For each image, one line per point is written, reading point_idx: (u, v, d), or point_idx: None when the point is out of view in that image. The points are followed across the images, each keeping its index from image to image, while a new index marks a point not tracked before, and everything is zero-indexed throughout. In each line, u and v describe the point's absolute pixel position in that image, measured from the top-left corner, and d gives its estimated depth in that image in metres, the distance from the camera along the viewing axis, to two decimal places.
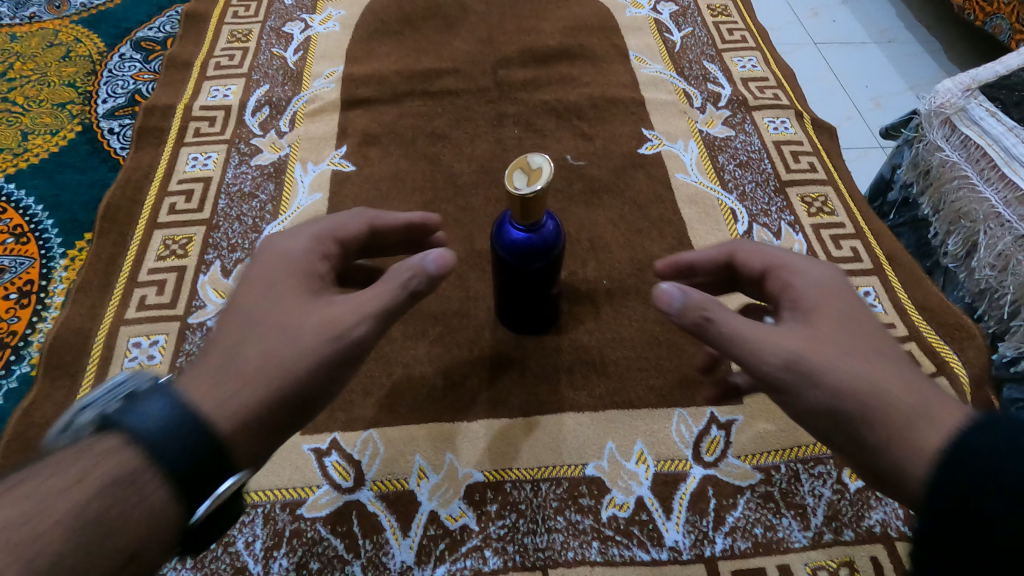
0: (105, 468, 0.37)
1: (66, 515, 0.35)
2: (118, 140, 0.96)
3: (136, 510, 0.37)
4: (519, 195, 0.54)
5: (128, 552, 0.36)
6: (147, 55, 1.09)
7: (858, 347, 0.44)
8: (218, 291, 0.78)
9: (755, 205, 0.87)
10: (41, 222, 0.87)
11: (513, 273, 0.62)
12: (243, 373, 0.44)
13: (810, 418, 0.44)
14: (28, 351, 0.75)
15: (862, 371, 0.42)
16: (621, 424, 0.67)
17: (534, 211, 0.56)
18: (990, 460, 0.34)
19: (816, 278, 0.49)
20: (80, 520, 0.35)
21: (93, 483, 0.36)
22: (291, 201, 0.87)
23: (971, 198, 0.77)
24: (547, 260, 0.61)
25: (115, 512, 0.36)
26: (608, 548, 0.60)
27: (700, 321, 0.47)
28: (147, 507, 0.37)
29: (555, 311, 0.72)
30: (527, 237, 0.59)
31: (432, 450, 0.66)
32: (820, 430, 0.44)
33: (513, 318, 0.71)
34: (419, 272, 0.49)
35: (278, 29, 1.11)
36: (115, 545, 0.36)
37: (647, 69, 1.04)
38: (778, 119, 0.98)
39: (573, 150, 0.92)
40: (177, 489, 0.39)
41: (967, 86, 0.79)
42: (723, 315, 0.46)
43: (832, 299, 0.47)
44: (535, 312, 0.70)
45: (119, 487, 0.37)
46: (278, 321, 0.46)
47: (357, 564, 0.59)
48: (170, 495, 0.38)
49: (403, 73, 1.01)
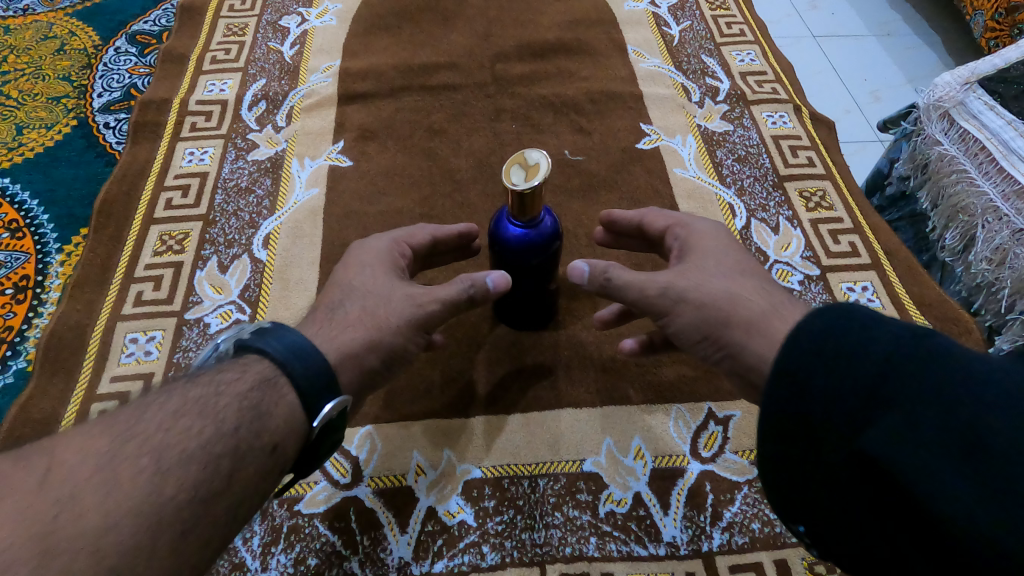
0: (248, 380, 0.46)
1: (227, 410, 0.43)
2: (114, 135, 0.96)
3: (275, 411, 0.45)
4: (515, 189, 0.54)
5: (272, 445, 0.44)
6: (142, 48, 1.08)
7: (723, 271, 0.53)
8: (214, 286, 0.78)
9: (753, 200, 0.87)
10: (37, 217, 0.86)
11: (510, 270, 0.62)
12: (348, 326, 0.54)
13: (682, 336, 0.53)
14: (24, 347, 0.75)
15: (724, 288, 0.51)
16: (618, 419, 0.67)
17: (532, 206, 0.56)
18: (826, 341, 0.39)
19: (694, 231, 0.58)
20: (237, 415, 0.43)
21: (239, 389, 0.45)
22: (288, 196, 0.86)
23: (969, 191, 0.77)
24: (544, 256, 0.61)
25: (260, 411, 0.44)
26: (606, 543, 0.60)
27: (604, 283, 0.55)
28: (285, 409, 0.46)
29: (552, 306, 0.72)
30: (525, 233, 0.59)
31: (430, 446, 0.66)
32: (696, 346, 0.53)
33: (512, 314, 0.71)
34: (478, 285, 0.56)
35: (274, 23, 1.11)
36: (264, 437, 0.44)
37: (645, 63, 1.04)
38: (776, 113, 0.98)
39: (571, 144, 0.92)
40: (306, 397, 0.47)
41: (965, 79, 0.79)
42: (620, 274, 0.54)
43: (708, 244, 0.56)
44: (532, 308, 0.69)
45: (260, 393, 0.45)
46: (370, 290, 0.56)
47: (354, 560, 0.59)
48: (299, 403, 0.47)
49: (400, 68, 1.00)
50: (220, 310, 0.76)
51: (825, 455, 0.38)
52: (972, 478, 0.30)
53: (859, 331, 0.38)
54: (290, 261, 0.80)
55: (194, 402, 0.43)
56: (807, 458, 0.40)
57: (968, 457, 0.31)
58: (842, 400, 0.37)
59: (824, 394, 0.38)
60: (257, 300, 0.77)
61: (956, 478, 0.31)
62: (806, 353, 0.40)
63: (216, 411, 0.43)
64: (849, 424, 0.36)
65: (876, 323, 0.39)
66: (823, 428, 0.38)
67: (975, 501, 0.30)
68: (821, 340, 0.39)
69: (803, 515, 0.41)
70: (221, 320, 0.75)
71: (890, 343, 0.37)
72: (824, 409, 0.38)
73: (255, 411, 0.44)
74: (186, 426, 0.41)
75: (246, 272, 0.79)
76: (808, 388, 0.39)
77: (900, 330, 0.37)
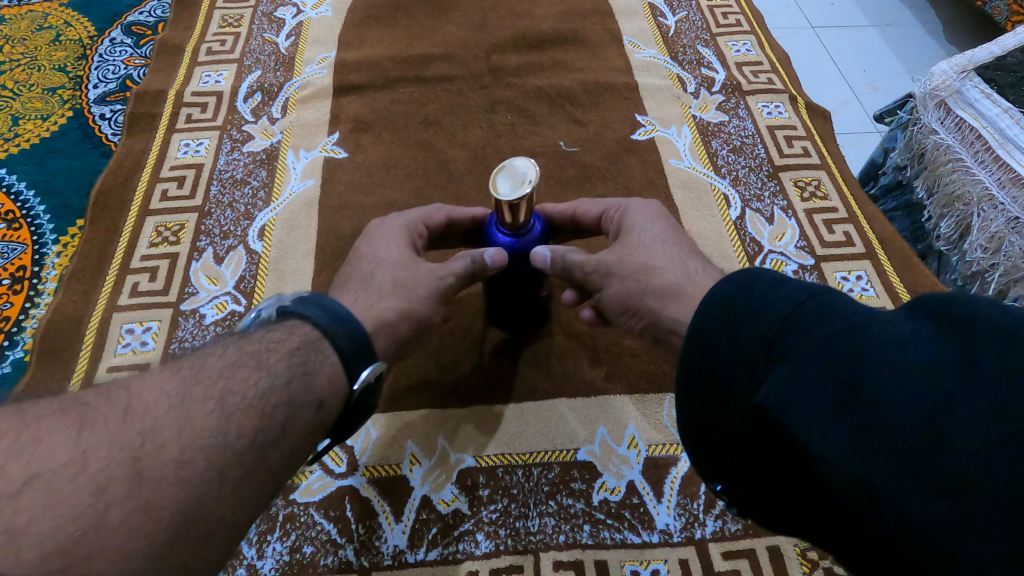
0: (296, 339, 0.47)
1: (279, 364, 0.45)
2: (109, 126, 0.96)
3: (320, 369, 0.46)
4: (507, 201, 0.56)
5: (316, 404, 0.45)
6: (138, 40, 1.08)
7: (653, 246, 0.58)
8: (209, 277, 0.78)
9: (748, 190, 0.87)
10: (32, 208, 0.86)
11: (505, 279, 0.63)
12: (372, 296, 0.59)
13: (611, 306, 0.58)
14: (21, 337, 0.75)
15: (641, 261, 0.57)
16: (612, 409, 0.68)
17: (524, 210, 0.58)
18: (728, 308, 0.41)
19: (626, 211, 0.64)
20: (287, 370, 0.45)
21: (289, 346, 0.46)
22: (283, 188, 0.86)
23: (964, 180, 0.77)
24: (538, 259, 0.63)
25: (307, 369, 0.45)
26: (599, 531, 0.60)
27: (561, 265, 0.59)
28: (329, 369, 0.47)
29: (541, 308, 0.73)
30: (516, 241, 0.61)
31: (425, 436, 0.66)
32: (623, 319, 0.58)
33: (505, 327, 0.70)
34: (478, 261, 0.59)
35: (270, 15, 1.10)
36: (309, 394, 0.45)
37: (640, 54, 1.04)
38: (772, 103, 0.98)
39: (566, 135, 0.92)
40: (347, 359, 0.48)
41: (962, 67, 0.79)
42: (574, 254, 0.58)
43: (635, 222, 0.62)
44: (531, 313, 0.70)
45: (306, 351, 0.47)
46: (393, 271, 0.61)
47: (350, 548, 0.59)
48: (341, 365, 0.48)
49: (395, 59, 1.00)
50: (216, 301, 0.76)
51: (734, 409, 0.39)
52: (842, 413, 0.31)
53: (765, 289, 0.40)
54: (285, 252, 0.80)
55: (248, 356, 0.45)
56: (719, 413, 0.40)
57: (839, 395, 0.31)
58: (745, 353, 0.38)
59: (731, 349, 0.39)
60: (253, 290, 0.77)
61: (826, 413, 0.31)
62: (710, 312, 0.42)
63: (269, 364, 0.44)
64: (751, 376, 0.37)
65: (783, 282, 0.40)
66: (730, 382, 0.39)
67: (840, 434, 0.30)
68: (733, 300, 0.41)
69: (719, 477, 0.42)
70: (216, 310, 0.75)
71: (792, 297, 0.38)
72: (729, 362, 0.39)
73: (304, 368, 0.45)
74: (243, 377, 0.43)
75: (241, 264, 0.79)
76: (716, 345, 0.41)
77: (803, 287, 0.38)
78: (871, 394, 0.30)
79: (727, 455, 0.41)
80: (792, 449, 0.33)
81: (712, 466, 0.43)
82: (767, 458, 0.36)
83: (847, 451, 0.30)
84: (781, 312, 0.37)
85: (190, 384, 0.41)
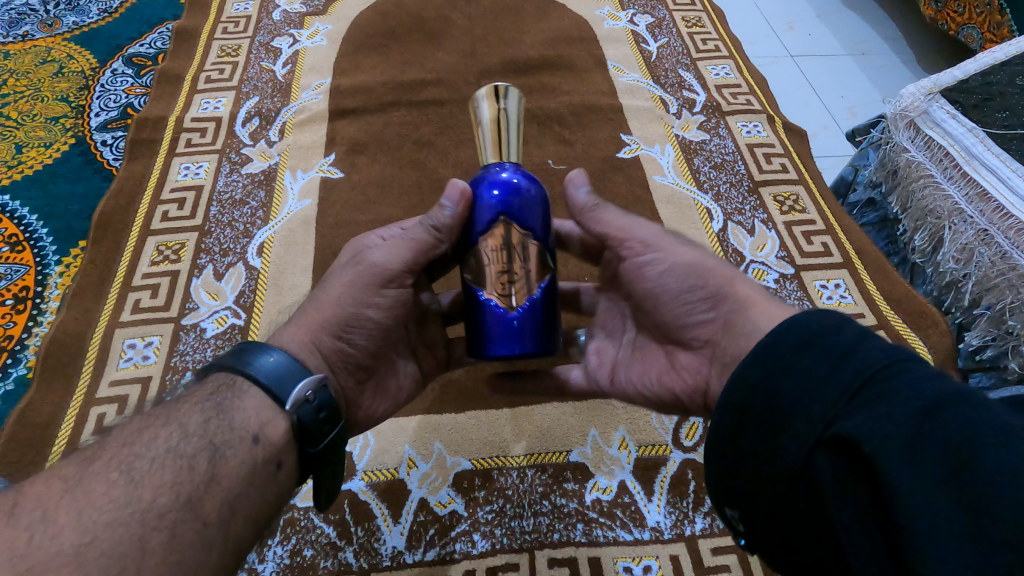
0: (208, 387, 0.43)
1: (190, 413, 0.41)
2: (111, 151, 0.99)
3: (242, 406, 0.42)
4: (491, 113, 0.57)
5: (252, 437, 0.41)
6: (138, 70, 1.11)
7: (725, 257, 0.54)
8: (210, 293, 0.80)
9: (729, 204, 0.91)
10: (36, 231, 0.89)
11: (465, 248, 0.53)
12: (299, 320, 0.51)
13: (674, 280, 0.51)
14: (24, 354, 0.77)
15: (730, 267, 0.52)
16: (604, 413, 0.70)
17: (507, 141, 0.56)
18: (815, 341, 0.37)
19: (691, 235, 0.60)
20: (200, 415, 0.41)
21: (201, 395, 0.43)
22: (281, 207, 0.89)
23: (935, 196, 0.79)
24: (540, 220, 0.53)
25: (224, 410, 0.42)
26: (591, 529, 0.62)
27: (590, 205, 0.58)
28: (253, 404, 0.43)
29: (553, 320, 0.52)
30: (506, 193, 0.52)
31: (420, 440, 0.68)
32: (684, 298, 0.51)
33: (474, 340, 0.52)
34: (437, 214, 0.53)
35: (267, 44, 1.14)
36: (238, 431, 0.41)
37: (624, 78, 1.08)
38: (750, 123, 1.02)
39: (554, 154, 0.95)
40: (270, 388, 0.43)
41: (929, 90, 0.82)
42: (608, 211, 0.57)
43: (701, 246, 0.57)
44: (481, 313, 0.51)
45: (219, 396, 0.43)
46: (318, 292, 0.53)
47: (349, 550, 0.61)
48: (267, 396, 0.43)
49: (389, 84, 1.04)
50: (216, 315, 0.79)
51: (784, 444, 0.36)
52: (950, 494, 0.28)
53: (853, 337, 0.36)
54: (283, 267, 0.83)
55: (156, 415, 0.41)
56: (762, 442, 0.37)
57: (947, 477, 0.29)
58: (822, 392, 0.35)
59: (803, 382, 0.36)
60: (252, 305, 0.79)
61: (934, 486, 0.28)
62: (793, 338, 0.38)
63: (179, 416, 0.40)
64: (823, 414, 0.34)
65: (873, 335, 0.37)
66: (792, 418, 0.36)
67: (943, 518, 0.28)
68: (819, 332, 0.38)
69: (741, 500, 0.40)
70: (216, 325, 0.78)
71: (885, 354, 0.34)
72: (798, 398, 0.36)
73: (217, 409, 0.42)
74: (150, 436, 0.39)
75: (241, 279, 0.82)
76: (781, 377, 0.37)
77: (898, 347, 0.35)
78: (989, 489, 0.27)
79: (758, 487, 0.38)
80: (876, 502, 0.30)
81: (730, 494, 0.40)
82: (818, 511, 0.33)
83: (950, 541, 0.27)
84: (876, 363, 0.34)
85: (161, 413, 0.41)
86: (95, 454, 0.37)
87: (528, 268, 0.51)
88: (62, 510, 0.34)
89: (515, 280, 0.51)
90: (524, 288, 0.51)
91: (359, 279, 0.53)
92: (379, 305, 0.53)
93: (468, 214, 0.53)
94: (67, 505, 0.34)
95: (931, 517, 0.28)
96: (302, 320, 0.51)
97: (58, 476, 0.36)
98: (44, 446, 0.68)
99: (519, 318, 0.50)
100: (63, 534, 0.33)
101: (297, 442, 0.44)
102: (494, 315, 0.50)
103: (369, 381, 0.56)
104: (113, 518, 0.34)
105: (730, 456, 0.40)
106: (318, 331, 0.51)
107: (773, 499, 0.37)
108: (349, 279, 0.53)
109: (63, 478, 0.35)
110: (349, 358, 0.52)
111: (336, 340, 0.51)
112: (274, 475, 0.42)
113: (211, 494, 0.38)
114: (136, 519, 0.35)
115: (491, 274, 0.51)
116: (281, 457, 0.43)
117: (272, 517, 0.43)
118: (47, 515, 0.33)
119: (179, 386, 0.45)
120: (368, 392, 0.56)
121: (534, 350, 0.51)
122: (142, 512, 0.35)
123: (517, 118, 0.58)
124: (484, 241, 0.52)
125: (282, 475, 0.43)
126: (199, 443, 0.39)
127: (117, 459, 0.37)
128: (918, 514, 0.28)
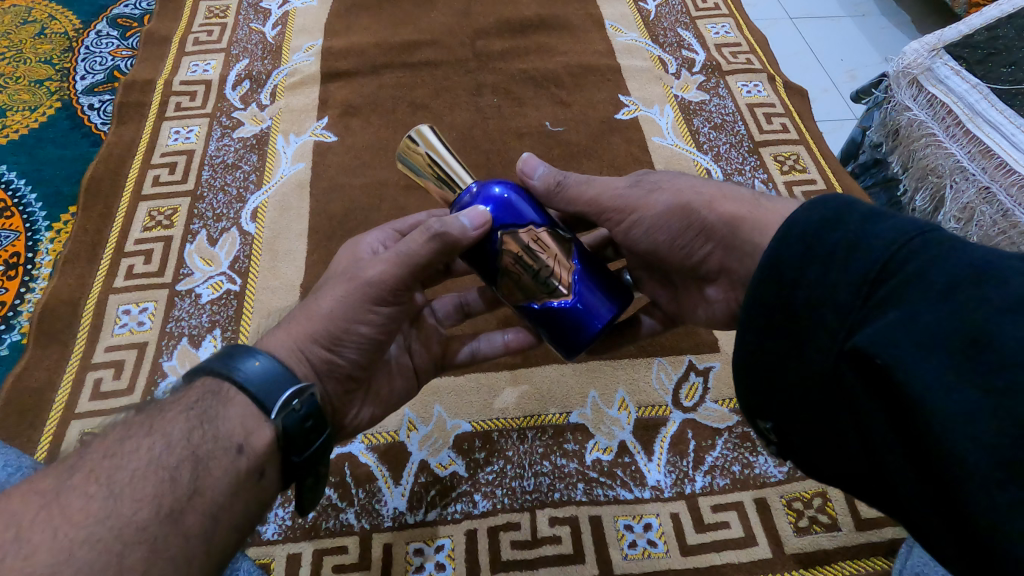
0: (192, 394, 0.41)
1: (173, 422, 0.39)
2: (98, 115, 0.96)
3: (227, 415, 0.40)
4: (419, 160, 0.53)
5: (237, 447, 0.39)
6: (124, 32, 1.08)
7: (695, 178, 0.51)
8: (205, 258, 0.79)
9: (729, 164, 0.90)
10: (24, 196, 0.87)
11: (484, 264, 0.51)
12: (290, 326, 0.48)
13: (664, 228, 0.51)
14: (17, 321, 0.76)
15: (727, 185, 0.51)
16: (604, 374, 0.70)
17: (452, 168, 0.52)
18: (823, 243, 0.36)
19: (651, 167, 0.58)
20: (184, 424, 0.39)
21: (184, 403, 0.40)
22: (275, 171, 0.88)
23: (937, 153, 0.78)
24: (534, 209, 0.50)
25: (209, 419, 0.40)
26: (593, 488, 0.63)
27: (554, 185, 0.55)
28: (238, 412, 0.41)
29: (607, 278, 0.52)
30: (499, 209, 0.49)
31: (421, 404, 0.67)
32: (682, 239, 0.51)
33: (560, 339, 0.51)
34: (455, 228, 0.47)
35: (255, 5, 1.11)
36: (222, 441, 0.39)
37: (622, 37, 1.06)
38: (751, 82, 1.01)
39: (552, 116, 0.93)
40: (256, 395, 0.41)
41: (933, 46, 0.80)
42: (573, 177, 0.55)
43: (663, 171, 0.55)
44: (551, 316, 0.50)
45: (204, 405, 0.40)
46: (309, 300, 0.49)
47: (351, 512, 0.61)
48: (253, 404, 0.41)
49: (381, 46, 1.02)
50: (211, 281, 0.78)
51: (812, 355, 0.36)
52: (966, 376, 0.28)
53: (857, 228, 0.36)
54: (278, 232, 0.82)
55: (139, 423, 0.38)
56: (787, 356, 0.38)
57: (964, 354, 0.29)
58: (835, 299, 0.35)
59: (813, 289, 0.36)
60: (247, 270, 0.78)
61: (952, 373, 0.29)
62: (790, 243, 0.38)
63: (162, 425, 0.38)
64: (841, 321, 0.34)
65: (876, 217, 0.36)
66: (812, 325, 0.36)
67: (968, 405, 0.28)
68: (821, 230, 0.37)
69: (769, 408, 0.40)
70: (212, 290, 0.77)
71: (889, 240, 0.34)
72: (811, 301, 0.36)
73: (202, 419, 0.39)
74: (132, 446, 0.36)
75: (235, 245, 0.81)
76: (790, 281, 0.37)
77: (902, 225, 0.35)
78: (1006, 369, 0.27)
79: (787, 395, 0.38)
80: (896, 399, 0.31)
81: (759, 404, 0.41)
82: (849, 411, 0.34)
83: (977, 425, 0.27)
84: (887, 253, 0.33)
85: (140, 422, 0.38)
86: (73, 466, 0.35)
87: (554, 255, 0.50)
88: (37, 529, 0.31)
89: (553, 274, 0.50)
90: (565, 277, 0.50)
91: (353, 293, 0.48)
92: (373, 321, 0.49)
93: (483, 235, 0.49)
94: (43, 523, 0.31)
95: (951, 403, 0.28)
96: (291, 325, 0.48)
97: (34, 490, 0.33)
98: (41, 411, 0.67)
99: (583, 298, 0.50)
100: (37, 554, 0.30)
101: (281, 450, 0.42)
102: (563, 314, 0.50)
103: (358, 389, 0.54)
104: (90, 533, 0.32)
105: (754, 369, 0.41)
106: (306, 341, 0.47)
107: (803, 406, 0.37)
108: (341, 291, 0.48)
109: (40, 493, 0.33)
110: (338, 370, 0.49)
111: (327, 351, 0.48)
112: (257, 484, 0.41)
113: (194, 506, 0.36)
114: (114, 534, 0.32)
115: (529, 283, 0.50)
116: (269, 470, 0.42)
117: (258, 519, 0.41)
118: (20, 534, 0.31)
119: (162, 392, 0.42)
120: (356, 398, 0.55)
121: (614, 316, 0.51)
122: (122, 526, 0.33)
123: (443, 147, 0.52)
124: (502, 260, 0.50)
125: (265, 482, 0.41)
126: (182, 454, 0.37)
127: (96, 470, 0.35)
128: (944, 402, 0.28)
